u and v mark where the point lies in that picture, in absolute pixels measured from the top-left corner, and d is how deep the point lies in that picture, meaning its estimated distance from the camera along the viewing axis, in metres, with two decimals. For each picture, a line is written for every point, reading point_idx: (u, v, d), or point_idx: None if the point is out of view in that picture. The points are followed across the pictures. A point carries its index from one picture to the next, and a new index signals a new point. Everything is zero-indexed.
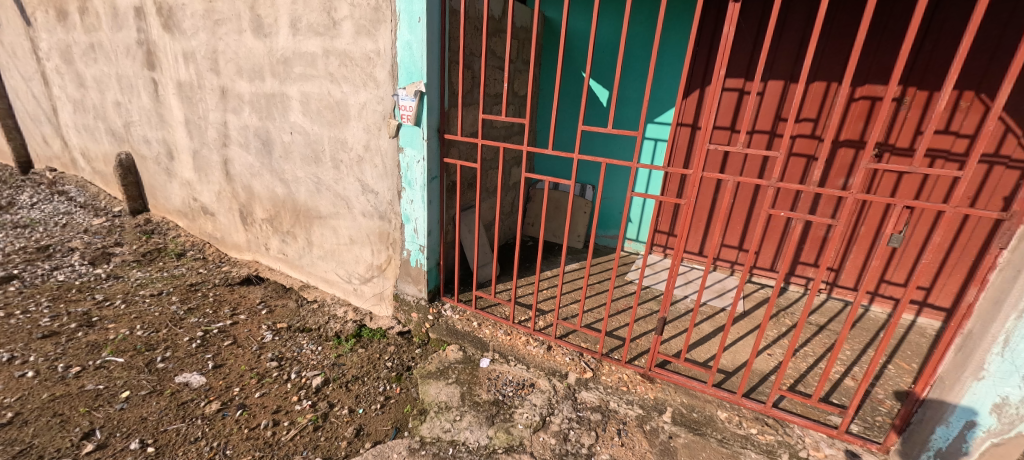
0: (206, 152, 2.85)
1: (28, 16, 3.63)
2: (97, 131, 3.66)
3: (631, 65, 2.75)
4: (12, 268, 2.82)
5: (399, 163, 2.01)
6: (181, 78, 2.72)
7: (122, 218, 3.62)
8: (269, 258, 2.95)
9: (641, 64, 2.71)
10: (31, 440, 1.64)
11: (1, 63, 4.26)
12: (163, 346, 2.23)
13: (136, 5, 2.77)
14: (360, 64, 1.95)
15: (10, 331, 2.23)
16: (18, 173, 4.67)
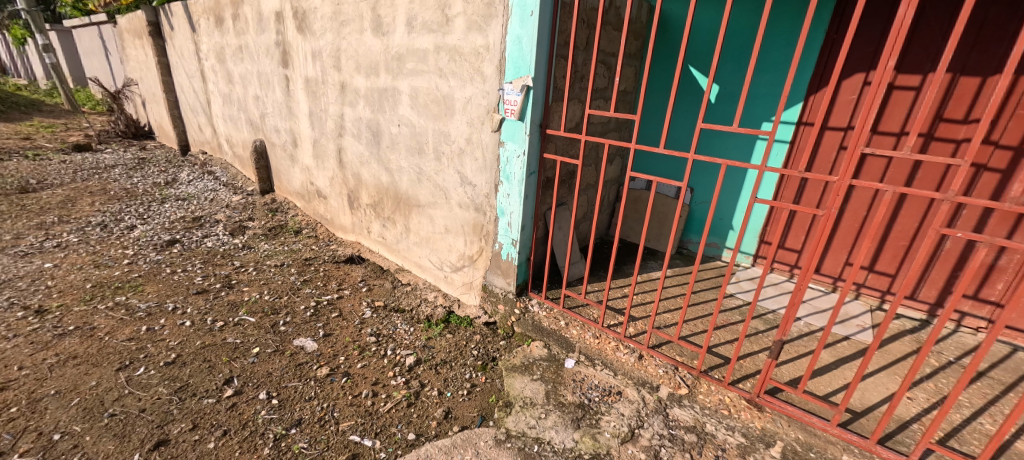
0: (324, 141, 3.17)
1: (194, 23, 4.33)
2: (239, 121, 4.27)
3: (769, 57, 2.46)
4: (175, 234, 3.42)
5: (500, 156, 2.03)
6: (309, 74, 3.06)
7: (254, 196, 4.18)
8: (371, 241, 3.21)
9: (782, 56, 2.40)
10: (188, 379, 1.98)
11: (172, 63, 5.16)
12: (284, 311, 2.53)
13: (276, 10, 3.16)
14: (469, 59, 2.00)
15: (174, 286, 2.71)
16: (180, 154, 5.66)
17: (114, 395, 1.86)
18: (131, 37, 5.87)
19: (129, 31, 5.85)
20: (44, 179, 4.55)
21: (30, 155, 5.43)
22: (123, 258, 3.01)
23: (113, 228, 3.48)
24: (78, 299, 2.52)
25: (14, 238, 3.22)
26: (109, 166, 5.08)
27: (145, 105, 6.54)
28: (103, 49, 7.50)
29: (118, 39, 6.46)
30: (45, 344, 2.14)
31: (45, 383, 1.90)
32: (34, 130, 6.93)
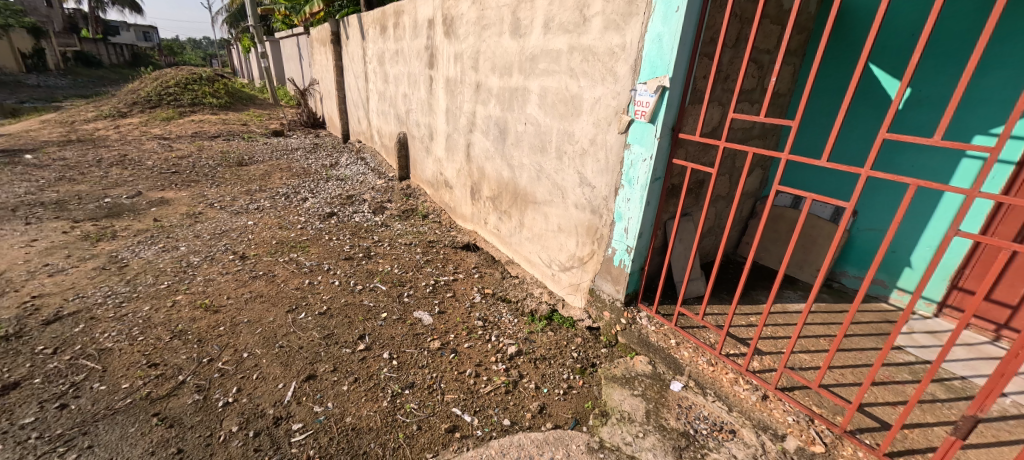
0: (456, 135, 3.48)
1: (364, 32, 5.15)
2: (388, 115, 4.96)
3: (1004, 51, 1.89)
4: (333, 208, 4.14)
5: (623, 159, 1.97)
6: (450, 74, 3.40)
7: (393, 181, 4.80)
8: (486, 232, 3.42)
9: None
10: (333, 328, 2.40)
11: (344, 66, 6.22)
12: (409, 284, 2.88)
13: (429, 17, 3.58)
14: (603, 59, 1.97)
15: (331, 250, 3.30)
16: (341, 142, 6.82)
17: (283, 331, 2.36)
18: (318, 45, 7.24)
19: (317, 41, 7.24)
20: (253, 157, 5.94)
21: (247, 138, 7.14)
22: (298, 223, 3.77)
23: (293, 199, 4.37)
24: (268, 251, 3.24)
25: (232, 200, 4.29)
26: (294, 149, 6.39)
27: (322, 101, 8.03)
28: (298, 56, 9.43)
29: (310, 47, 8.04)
30: (245, 282, 2.81)
31: (241, 312, 2.50)
32: (250, 118, 9.07)
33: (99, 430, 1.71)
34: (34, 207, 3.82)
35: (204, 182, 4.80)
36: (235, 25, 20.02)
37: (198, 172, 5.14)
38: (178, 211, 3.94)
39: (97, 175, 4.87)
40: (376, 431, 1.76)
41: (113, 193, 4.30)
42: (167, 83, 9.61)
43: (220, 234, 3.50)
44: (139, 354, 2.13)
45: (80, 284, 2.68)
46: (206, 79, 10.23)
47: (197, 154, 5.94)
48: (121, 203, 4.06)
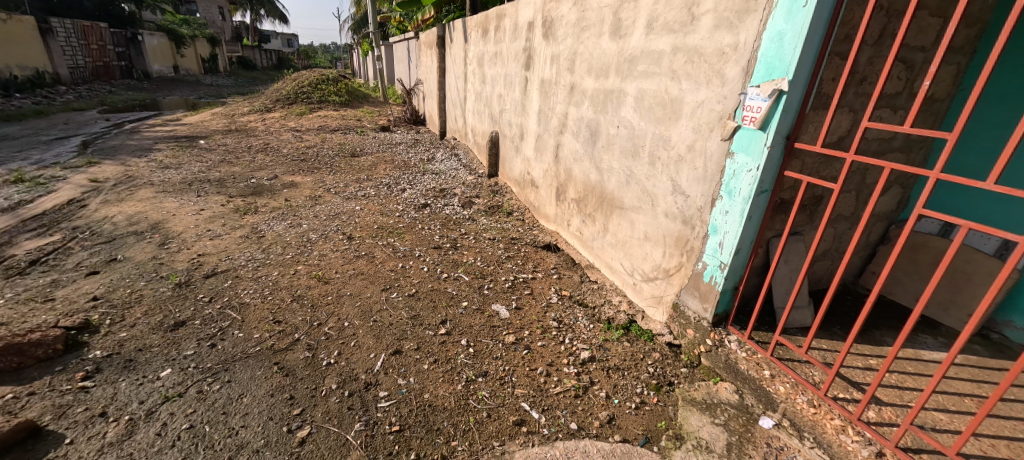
0: (546, 136, 3.56)
1: (467, 35, 5.48)
2: (482, 114, 5.22)
3: None
4: (427, 200, 4.50)
5: (724, 168, 1.82)
6: (545, 76, 3.47)
7: (482, 178, 5.04)
8: (568, 234, 3.43)
9: None
10: (419, 310, 2.63)
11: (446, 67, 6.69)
12: (489, 278, 3.02)
13: (530, 20, 3.69)
14: (710, 60, 1.84)
15: (423, 238, 3.59)
16: (438, 139, 7.34)
17: (377, 307, 2.65)
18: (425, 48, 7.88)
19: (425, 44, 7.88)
20: (364, 149, 6.71)
21: (360, 132, 8.07)
22: (396, 211, 4.18)
23: (393, 189, 4.85)
24: (371, 234, 3.65)
25: (345, 186, 4.90)
26: (397, 143, 7.06)
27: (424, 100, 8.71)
28: (407, 58, 10.36)
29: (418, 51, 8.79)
30: (351, 259, 3.21)
31: (344, 286, 2.87)
32: (363, 114, 10.22)
33: (236, 370, 2.12)
34: (202, 183, 4.78)
35: (324, 170, 5.56)
36: (358, 32, 22.65)
37: (320, 161, 5.97)
38: (303, 194, 4.62)
39: (247, 159, 5.93)
40: (450, 411, 1.91)
41: (257, 175, 5.20)
42: (302, 82, 11.25)
43: (333, 216, 4.03)
44: (267, 311, 2.57)
45: (230, 249, 3.30)
46: (331, 80, 11.76)
47: (321, 145, 6.89)
48: (263, 183, 4.89)
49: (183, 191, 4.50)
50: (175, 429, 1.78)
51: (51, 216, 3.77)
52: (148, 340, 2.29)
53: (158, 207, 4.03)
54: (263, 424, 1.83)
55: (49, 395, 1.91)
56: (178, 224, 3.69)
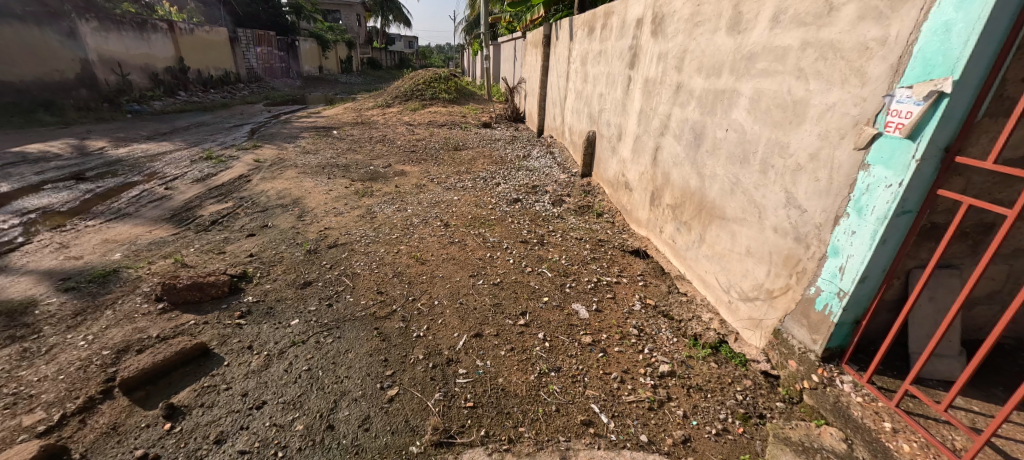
0: (645, 138, 3.43)
1: (573, 34, 5.49)
2: (581, 113, 5.21)
3: None
4: (519, 195, 4.67)
5: (856, 182, 1.57)
6: (650, 74, 3.35)
7: (575, 177, 5.04)
8: (660, 241, 3.26)
9: None
10: (502, 299, 2.78)
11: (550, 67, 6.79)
12: (572, 277, 3.04)
13: (639, 17, 3.58)
14: (848, 57, 1.59)
15: (512, 232, 3.76)
16: (536, 136, 7.51)
17: (464, 291, 2.87)
18: (531, 47, 8.09)
19: (531, 44, 8.10)
20: (466, 144, 7.18)
21: (464, 128, 8.65)
22: (490, 204, 4.42)
23: (489, 183, 5.13)
24: (465, 224, 3.93)
25: (446, 178, 5.33)
26: (496, 140, 7.41)
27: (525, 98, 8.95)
28: (514, 58, 10.75)
29: (524, 51, 9.06)
30: (446, 245, 3.51)
31: (438, 268, 3.15)
32: (468, 111, 10.89)
33: (344, 328, 2.51)
34: (332, 168, 5.62)
35: (430, 161, 6.11)
36: (470, 34, 24.09)
37: (427, 153, 6.56)
38: (410, 182, 5.15)
39: (369, 149, 6.80)
40: (520, 397, 2.00)
41: (375, 163, 5.93)
42: (418, 81, 12.42)
43: (434, 204, 4.42)
44: (374, 282, 2.96)
45: (349, 225, 3.85)
46: (443, 79, 12.75)
47: (429, 139, 7.56)
48: (379, 171, 5.57)
49: (318, 173, 5.36)
50: (297, 370, 2.20)
51: (229, 187, 4.82)
52: (284, 294, 2.83)
53: (300, 186, 4.86)
54: (362, 378, 2.14)
55: (215, 325, 2.51)
56: (313, 201, 4.41)
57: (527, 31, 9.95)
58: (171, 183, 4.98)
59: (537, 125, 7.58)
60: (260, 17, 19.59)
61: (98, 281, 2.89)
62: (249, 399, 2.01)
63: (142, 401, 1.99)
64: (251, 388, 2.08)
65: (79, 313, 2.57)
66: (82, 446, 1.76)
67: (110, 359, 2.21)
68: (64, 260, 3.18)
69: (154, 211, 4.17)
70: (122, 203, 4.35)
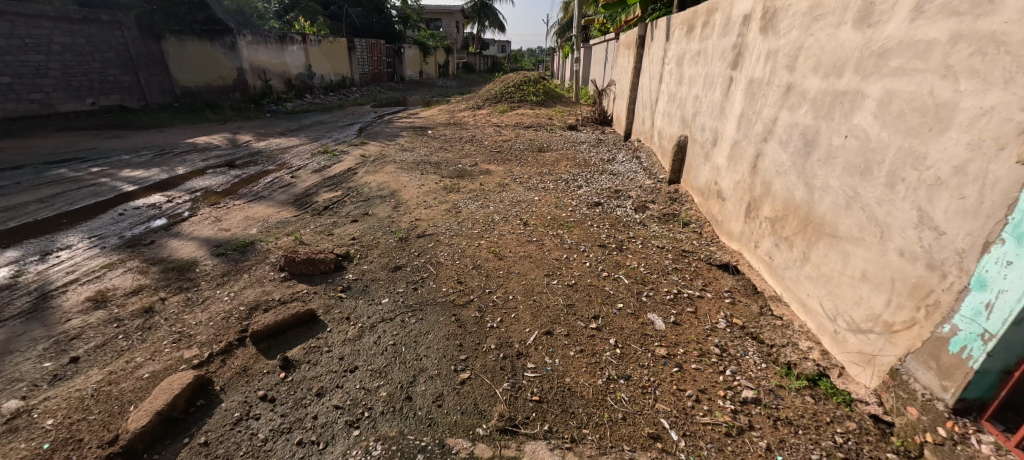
0: (745, 143, 3.17)
1: (670, 34, 5.25)
2: (673, 117, 4.96)
3: None
4: (600, 199, 4.62)
5: (1017, 202, 1.30)
6: (756, 75, 3.09)
7: (661, 183, 4.81)
8: (754, 256, 2.99)
9: None
10: (575, 300, 2.80)
11: (642, 68, 6.56)
12: (650, 286, 2.95)
13: (747, 13, 3.31)
14: (1014, 52, 1.32)
15: (589, 235, 3.74)
16: (621, 140, 7.31)
17: (538, 288, 2.95)
18: (624, 48, 7.90)
19: (624, 45, 7.91)
20: (550, 146, 7.28)
21: (549, 130, 8.75)
22: (569, 206, 4.45)
23: (570, 185, 5.15)
24: (543, 224, 4.01)
25: (528, 178, 5.47)
26: (581, 143, 7.39)
27: (614, 101, 8.74)
28: (605, 59, 10.57)
29: (616, 52, 8.85)
30: (523, 243, 3.62)
31: (514, 264, 3.28)
32: (554, 113, 10.99)
33: (426, 311, 2.75)
34: (424, 165, 6.11)
35: (513, 161, 6.32)
36: (561, 36, 24.14)
37: (512, 154, 6.79)
38: (494, 180, 5.39)
39: (459, 148, 7.24)
40: (586, 400, 2.01)
41: (463, 162, 6.31)
42: (508, 84, 12.84)
43: (514, 203, 4.58)
44: (455, 272, 3.19)
45: (436, 218, 4.18)
46: (532, 81, 13.00)
47: (514, 140, 7.80)
48: (466, 169, 5.92)
49: (413, 169, 5.87)
50: (385, 343, 2.47)
51: (340, 178, 5.53)
52: (377, 275, 3.18)
53: (397, 180, 5.38)
54: (438, 359, 2.34)
55: (322, 295, 2.93)
56: (407, 194, 4.86)
57: (621, 31, 9.70)
58: (296, 173, 5.87)
59: (624, 129, 7.37)
60: (374, 28, 21.92)
61: (239, 250, 3.55)
62: (344, 363, 2.32)
63: (265, 352, 2.42)
64: (347, 354, 2.39)
65: (225, 274, 3.19)
66: (221, 382, 2.21)
67: (244, 313, 2.72)
68: (218, 231, 3.96)
69: (282, 195, 4.97)
70: (260, 188, 5.25)
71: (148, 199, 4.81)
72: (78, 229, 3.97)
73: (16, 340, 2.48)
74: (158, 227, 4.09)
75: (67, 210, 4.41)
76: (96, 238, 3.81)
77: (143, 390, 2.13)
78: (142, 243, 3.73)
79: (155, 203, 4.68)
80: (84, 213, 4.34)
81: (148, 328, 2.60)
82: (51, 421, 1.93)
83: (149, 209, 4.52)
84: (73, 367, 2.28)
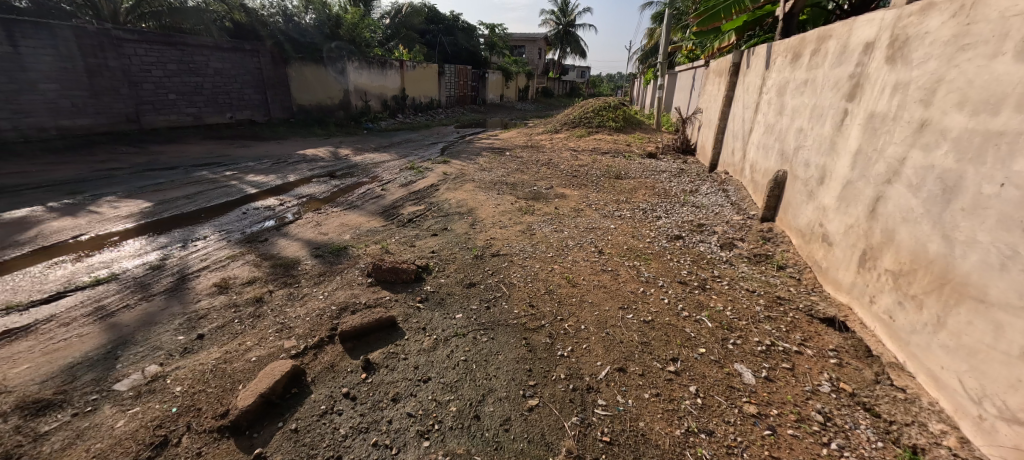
0: (861, 183, 2.82)
1: (771, 62, 4.93)
2: (770, 149, 4.59)
3: None
4: (682, 232, 4.42)
5: None
6: (878, 108, 2.76)
7: (752, 220, 4.45)
8: (867, 313, 2.60)
9: None
10: (652, 338, 2.65)
11: (734, 97, 6.22)
12: (737, 333, 2.71)
13: (869, 40, 3.01)
14: None
15: (669, 270, 3.58)
16: (706, 171, 6.93)
17: (611, 321, 2.85)
18: (715, 76, 7.57)
19: (715, 73, 7.59)
20: (628, 173, 7.13)
21: (627, 156, 8.60)
22: (648, 237, 4.30)
23: (648, 215, 4.99)
24: (620, 253, 3.91)
25: (604, 204, 5.40)
26: (661, 172, 7.15)
27: (699, 129, 8.35)
28: (692, 87, 10.22)
29: (706, 79, 8.49)
30: (598, 271, 3.55)
31: (588, 293, 3.21)
32: (633, 140, 10.77)
33: (498, 331, 2.78)
34: (502, 185, 6.30)
35: (589, 187, 6.30)
36: (645, 62, 23.70)
37: (588, 179, 6.76)
38: (569, 205, 5.40)
39: (535, 170, 7.38)
40: (662, 450, 1.86)
41: (539, 184, 6.40)
42: (587, 109, 12.89)
43: (590, 229, 4.53)
44: (527, 294, 3.20)
45: (511, 239, 4.26)
46: (612, 107, 12.89)
47: (591, 165, 7.77)
48: (542, 191, 5.99)
49: (491, 189, 6.08)
50: (456, 358, 2.53)
51: (424, 194, 5.90)
52: (453, 289, 3.30)
53: (475, 198, 5.60)
54: (507, 381, 2.33)
55: (402, 303, 3.11)
56: (484, 212, 5.03)
57: (712, 58, 9.29)
58: (387, 186, 6.38)
59: (710, 159, 6.98)
60: (461, 54, 23.44)
61: (334, 253, 3.92)
62: (418, 372, 2.41)
63: (350, 351, 2.61)
64: (422, 364, 2.49)
65: (321, 274, 3.54)
66: (311, 374, 2.41)
67: (335, 312, 2.97)
68: (318, 234, 4.43)
69: (372, 206, 5.43)
70: (355, 198, 5.79)
71: (266, 201, 5.55)
72: (212, 223, 4.68)
73: (159, 314, 2.96)
74: (271, 226, 4.68)
75: (206, 206, 5.25)
76: (224, 232, 4.45)
77: (250, 372, 2.40)
78: (258, 239, 4.29)
79: (270, 205, 5.37)
80: (218, 210, 5.12)
81: (257, 315, 2.96)
82: (179, 388, 2.25)
83: (265, 210, 5.21)
84: (199, 343, 2.65)
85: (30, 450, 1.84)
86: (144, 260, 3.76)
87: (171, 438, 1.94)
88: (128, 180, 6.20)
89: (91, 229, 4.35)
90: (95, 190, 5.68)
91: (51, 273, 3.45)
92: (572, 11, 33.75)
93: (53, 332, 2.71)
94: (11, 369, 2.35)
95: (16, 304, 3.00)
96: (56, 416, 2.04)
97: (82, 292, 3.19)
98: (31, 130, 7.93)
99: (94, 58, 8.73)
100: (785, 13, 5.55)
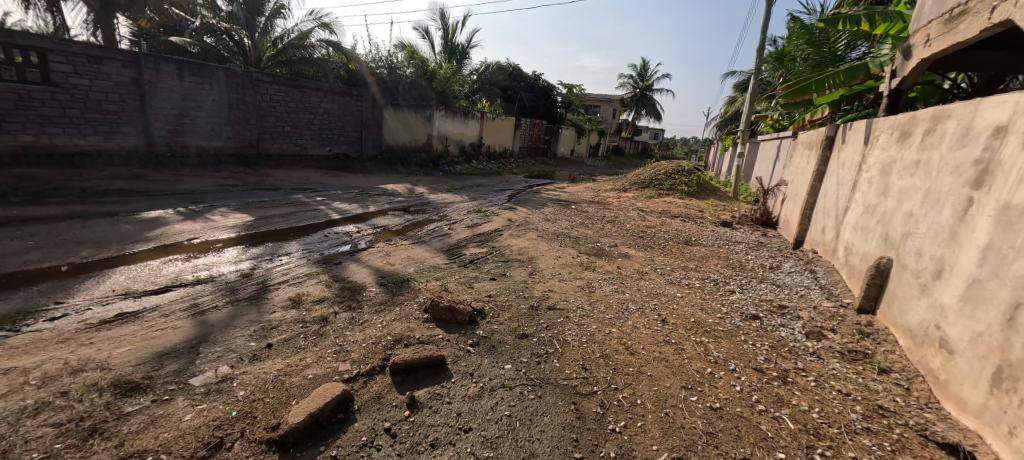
0: (994, 285, 2.38)
1: (872, 138, 4.58)
2: (871, 233, 4.10)
3: None
4: (759, 312, 4.03)
5: None
6: (1013, 200, 2.39)
7: (846, 309, 3.93)
8: (1006, 448, 2.07)
9: None
10: (718, 430, 2.34)
11: (827, 172, 5.75)
12: (827, 442, 2.29)
13: (1000, 123, 2.68)
14: None
15: (743, 352, 3.24)
16: (790, 248, 6.34)
17: (671, 401, 2.58)
18: (804, 149, 7.15)
19: (804, 144, 7.15)
20: (698, 240, 6.78)
21: (698, 223, 8.24)
22: (717, 312, 3.98)
23: (720, 287, 4.64)
24: (685, 326, 3.63)
25: (671, 270, 5.14)
26: (738, 243, 6.68)
27: (783, 202, 7.80)
28: (776, 157, 9.69)
29: (793, 151, 8.00)
30: (660, 342, 3.30)
31: (647, 364, 2.98)
32: (706, 206, 10.31)
33: (546, 390, 2.64)
34: (565, 237, 6.31)
35: (655, 249, 6.07)
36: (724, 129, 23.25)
37: (654, 241, 6.53)
38: (633, 266, 5.21)
39: (599, 226, 7.32)
40: None
41: (602, 241, 6.32)
42: (658, 171, 12.73)
43: (653, 295, 4.30)
44: (580, 356, 3.04)
45: (570, 293, 4.17)
46: (685, 171, 12.59)
47: (659, 227, 7.52)
48: (605, 248, 5.89)
49: (553, 240, 6.10)
50: (500, 411, 2.42)
51: (488, 237, 6.08)
52: (505, 338, 3.24)
53: (537, 247, 5.64)
54: (551, 448, 2.15)
55: (454, 344, 3.11)
56: (544, 262, 5.02)
57: (801, 130, 8.86)
58: (454, 225, 6.69)
59: (795, 235, 6.39)
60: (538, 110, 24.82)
61: (397, 284, 4.11)
62: (461, 420, 2.33)
63: (397, 385, 2.62)
64: (464, 411, 2.41)
65: (383, 302, 3.71)
66: (358, 402, 2.43)
67: (390, 343, 3.04)
68: (386, 263, 4.69)
69: (438, 242, 5.70)
70: (424, 233, 6.12)
71: (346, 227, 6.07)
72: (299, 241, 5.20)
73: (239, 318, 3.25)
74: (346, 250, 5.07)
75: (297, 225, 5.86)
76: (306, 251, 4.89)
77: (305, 388, 2.49)
78: (333, 261, 4.64)
79: (349, 231, 5.87)
80: (306, 230, 5.70)
81: (320, 334, 3.12)
82: (241, 393, 2.38)
83: (344, 235, 5.68)
84: (266, 352, 2.83)
85: (113, 427, 2.03)
86: (238, 267, 4.23)
87: (226, 442, 2.02)
88: (240, 195, 7.19)
89: (202, 234, 5.03)
90: (214, 201, 6.63)
91: (165, 268, 4.00)
92: (650, 76, 34.56)
93: (154, 320, 3.08)
94: (116, 348, 2.68)
95: (133, 290, 3.50)
96: (139, 399, 2.24)
97: (183, 289, 3.62)
98: (178, 147, 9.63)
99: (235, 94, 10.55)
100: (891, 88, 5.16)
